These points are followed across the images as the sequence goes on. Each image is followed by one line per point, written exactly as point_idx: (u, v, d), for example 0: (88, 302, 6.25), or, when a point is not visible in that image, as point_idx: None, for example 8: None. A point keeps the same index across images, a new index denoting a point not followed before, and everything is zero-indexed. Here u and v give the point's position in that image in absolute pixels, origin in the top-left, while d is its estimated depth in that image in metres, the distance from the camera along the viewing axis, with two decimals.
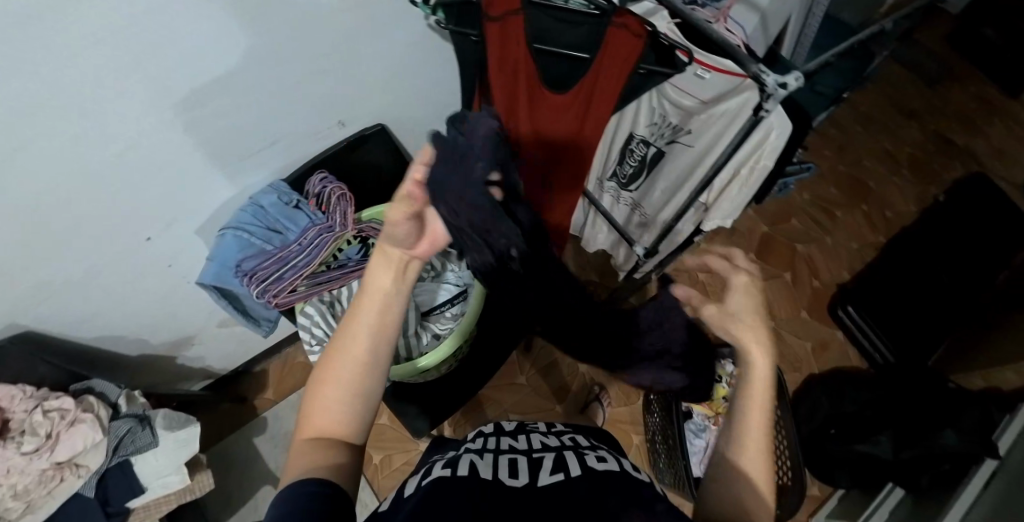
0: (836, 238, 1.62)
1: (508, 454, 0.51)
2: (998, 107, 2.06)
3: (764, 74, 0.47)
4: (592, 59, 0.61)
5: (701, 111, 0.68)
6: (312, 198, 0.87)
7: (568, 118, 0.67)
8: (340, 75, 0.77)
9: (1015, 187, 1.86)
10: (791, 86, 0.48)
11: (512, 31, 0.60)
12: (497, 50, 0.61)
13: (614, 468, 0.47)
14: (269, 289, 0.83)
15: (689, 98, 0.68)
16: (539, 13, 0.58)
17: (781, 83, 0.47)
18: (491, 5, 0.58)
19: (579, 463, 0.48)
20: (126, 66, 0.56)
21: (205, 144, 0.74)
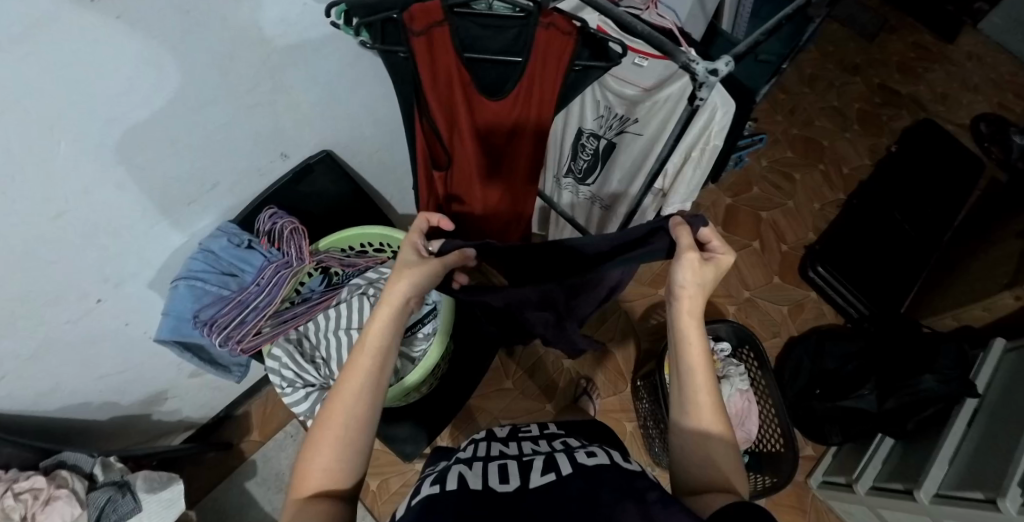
0: (797, 200, 1.65)
1: (498, 459, 0.49)
2: (934, 52, 2.13)
3: (695, 61, 0.44)
4: (525, 61, 0.58)
5: (645, 99, 0.67)
6: (265, 236, 0.83)
7: (509, 124, 0.66)
8: (277, 104, 0.74)
9: (960, 127, 1.93)
10: (723, 72, 0.44)
11: (439, 43, 0.56)
12: (427, 66, 0.57)
13: (605, 461, 0.45)
14: (231, 336, 0.80)
15: (631, 87, 0.68)
16: (465, 22, 0.55)
17: (713, 69, 0.43)
18: (413, 20, 0.53)
19: (569, 460, 0.46)
20: (40, 127, 0.53)
21: (143, 196, 0.70)
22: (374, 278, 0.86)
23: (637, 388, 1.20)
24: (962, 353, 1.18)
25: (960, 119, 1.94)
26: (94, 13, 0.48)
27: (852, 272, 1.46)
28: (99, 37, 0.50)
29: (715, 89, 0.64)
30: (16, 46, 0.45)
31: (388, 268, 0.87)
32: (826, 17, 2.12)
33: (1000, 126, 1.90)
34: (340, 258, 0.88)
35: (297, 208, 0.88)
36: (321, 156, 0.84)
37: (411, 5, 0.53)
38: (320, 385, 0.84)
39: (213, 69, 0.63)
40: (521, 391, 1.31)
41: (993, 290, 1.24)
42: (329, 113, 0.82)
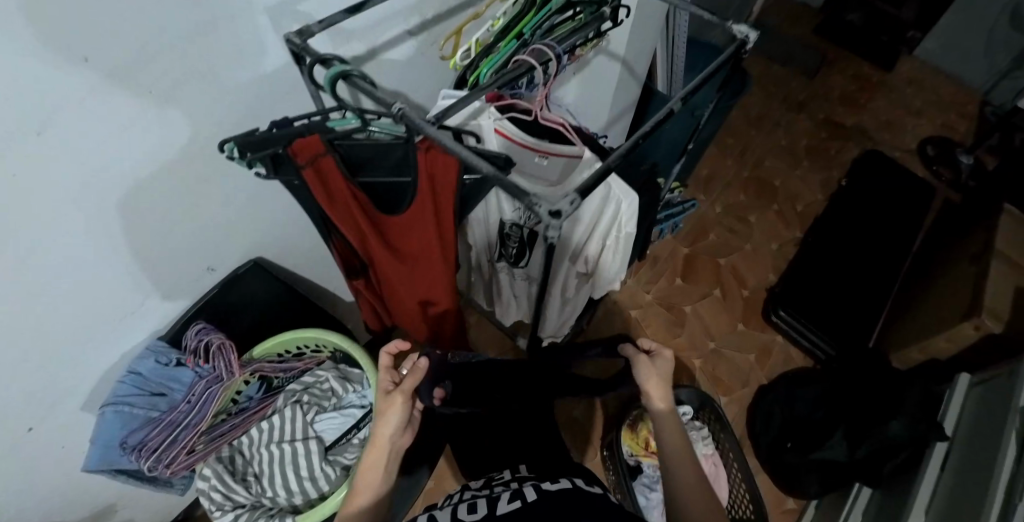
0: (755, 243, 1.67)
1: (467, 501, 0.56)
2: (875, 82, 2.21)
3: (536, 203, 0.40)
4: (416, 179, 0.56)
5: (551, 193, 0.68)
6: (192, 353, 0.81)
7: (419, 234, 0.64)
8: (200, 223, 0.75)
9: (907, 152, 1.98)
10: (567, 210, 0.40)
11: (327, 170, 0.55)
12: (321, 191, 0.56)
13: (564, 487, 0.54)
14: (160, 460, 0.77)
15: (538, 182, 0.68)
16: (351, 148, 0.54)
17: (555, 211, 0.39)
18: (296, 153, 0.52)
19: (536, 489, 0.54)
20: None
21: (69, 329, 0.69)
22: (310, 382, 0.88)
23: (605, 460, 1.17)
24: (928, 391, 1.16)
25: (907, 145, 2.00)
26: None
27: (813, 313, 1.46)
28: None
29: (614, 180, 0.66)
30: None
31: (323, 371, 0.89)
32: (768, 59, 2.21)
33: (946, 149, 1.96)
34: (274, 364, 0.88)
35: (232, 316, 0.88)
36: (249, 265, 0.83)
37: (293, 140, 0.51)
38: (251, 504, 0.82)
39: (127, 203, 0.64)
40: None
41: (952, 320, 1.23)
42: (258, 222, 0.83)
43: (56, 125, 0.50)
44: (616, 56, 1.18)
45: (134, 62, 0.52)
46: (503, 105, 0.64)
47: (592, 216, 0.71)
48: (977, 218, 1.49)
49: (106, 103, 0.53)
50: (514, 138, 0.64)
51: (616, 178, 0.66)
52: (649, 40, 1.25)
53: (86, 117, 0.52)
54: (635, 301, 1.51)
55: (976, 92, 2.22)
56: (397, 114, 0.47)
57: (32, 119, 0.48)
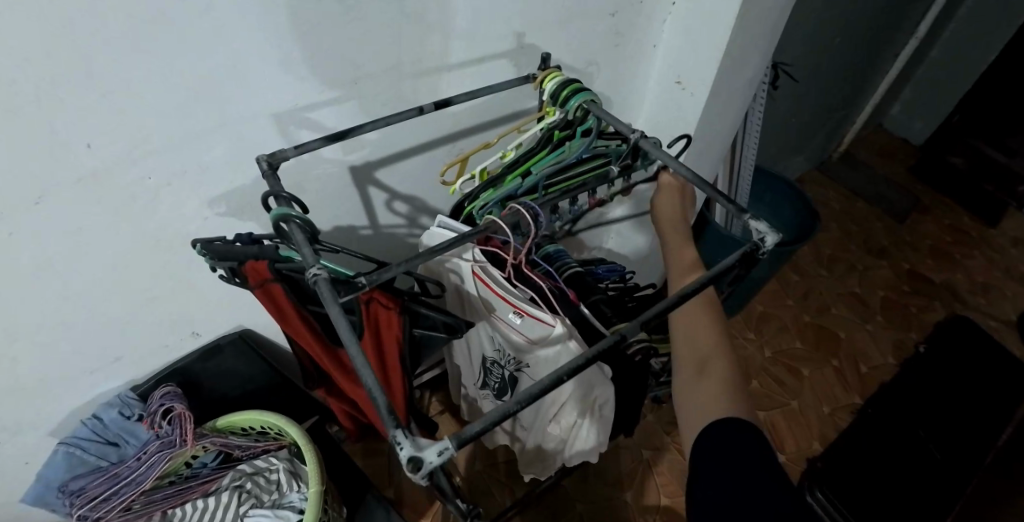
0: (803, 402, 1.46)
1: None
2: (975, 237, 1.98)
3: (403, 437, 0.32)
4: (358, 325, 0.50)
5: (529, 349, 0.63)
6: (151, 415, 0.79)
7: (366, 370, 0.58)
8: (191, 296, 0.75)
9: (1006, 324, 1.70)
10: (430, 466, 0.31)
11: (275, 294, 0.51)
12: (271, 311, 0.54)
13: None
14: (93, 513, 0.76)
15: (517, 335, 0.63)
16: (301, 281, 0.51)
17: (416, 459, 0.31)
18: (249, 274, 0.50)
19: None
20: None
21: (40, 370, 0.71)
22: (259, 468, 0.83)
23: None
24: None
25: (1008, 315, 1.73)
26: None
27: (858, 504, 1.24)
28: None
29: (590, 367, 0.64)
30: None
31: (278, 458, 0.84)
32: (850, 194, 2.07)
33: None
34: (229, 441, 0.84)
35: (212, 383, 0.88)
36: (232, 337, 0.83)
37: (247, 261, 0.50)
38: None
39: (117, 271, 0.65)
40: None
41: None
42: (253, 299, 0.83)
43: (50, 201, 0.54)
44: None
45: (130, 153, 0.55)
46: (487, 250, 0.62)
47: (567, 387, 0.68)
48: None
49: (102, 186, 0.56)
50: (496, 291, 0.60)
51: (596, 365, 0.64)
52: (703, 169, 1.19)
53: (77, 192, 0.55)
54: (648, 440, 1.35)
55: None
56: (310, 282, 0.42)
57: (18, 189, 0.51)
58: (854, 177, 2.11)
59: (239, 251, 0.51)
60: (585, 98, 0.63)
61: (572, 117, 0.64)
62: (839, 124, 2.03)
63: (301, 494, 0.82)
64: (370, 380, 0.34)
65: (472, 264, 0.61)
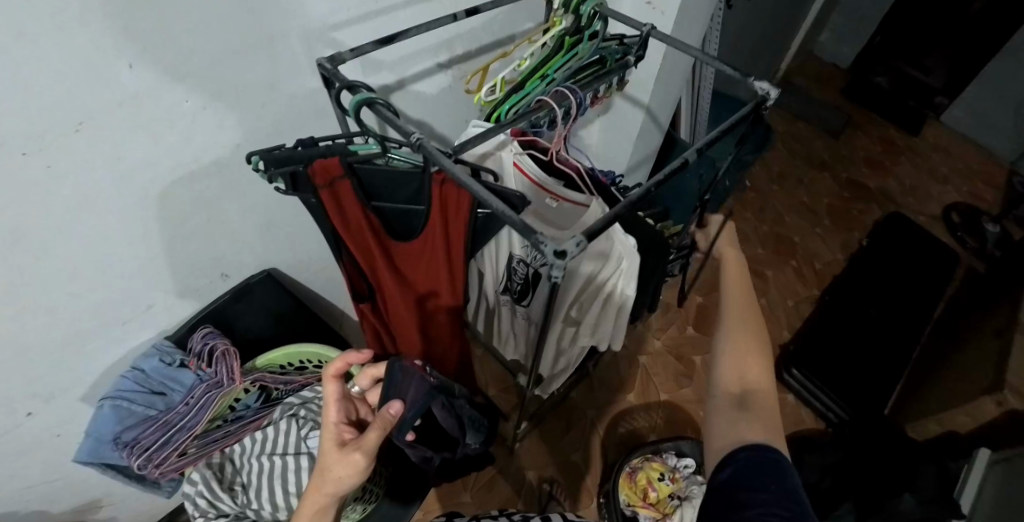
0: (771, 298, 1.65)
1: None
2: (900, 146, 2.21)
3: (542, 241, 0.38)
4: (428, 210, 0.58)
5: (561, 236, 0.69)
6: (194, 357, 0.80)
7: (425, 262, 0.66)
8: (221, 233, 0.77)
9: (932, 218, 1.95)
10: (573, 255, 0.38)
11: (342, 192, 0.57)
12: (336, 211, 0.58)
13: None
14: (149, 462, 0.77)
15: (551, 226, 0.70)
16: (368, 174, 0.56)
17: (561, 251, 0.37)
18: (315, 174, 0.54)
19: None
20: None
21: (80, 319, 0.72)
22: (309, 397, 0.86)
23: (602, 507, 1.16)
24: (944, 467, 1.11)
25: (932, 211, 1.98)
26: (17, 167, 0.52)
27: (828, 375, 1.43)
28: (25, 184, 0.54)
29: (616, 239, 0.66)
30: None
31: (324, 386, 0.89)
32: (792, 116, 2.24)
33: (972, 217, 1.92)
34: (275, 376, 0.87)
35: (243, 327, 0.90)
36: (261, 276, 0.84)
37: (314, 160, 0.54)
38: (236, 513, 0.82)
39: (150, 203, 0.66)
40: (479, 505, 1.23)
41: (973, 394, 1.18)
42: (281, 238, 0.86)
43: (93, 125, 0.54)
44: (639, 102, 1.20)
45: (169, 76, 0.56)
46: (525, 142, 0.71)
47: (596, 272, 0.72)
48: (1004, 290, 1.45)
49: (141, 109, 0.57)
50: (531, 177, 0.70)
51: (618, 236, 0.66)
52: (672, 90, 1.28)
53: (116, 117, 0.56)
54: (644, 348, 1.48)
55: (1003, 163, 2.21)
56: (414, 146, 0.47)
57: (63, 116, 0.52)
58: (794, 100, 2.28)
59: (301, 153, 0.53)
60: (593, 4, 0.72)
61: (581, 25, 0.73)
62: (778, 50, 2.18)
63: None
64: (499, 203, 0.40)
65: (513, 156, 0.71)
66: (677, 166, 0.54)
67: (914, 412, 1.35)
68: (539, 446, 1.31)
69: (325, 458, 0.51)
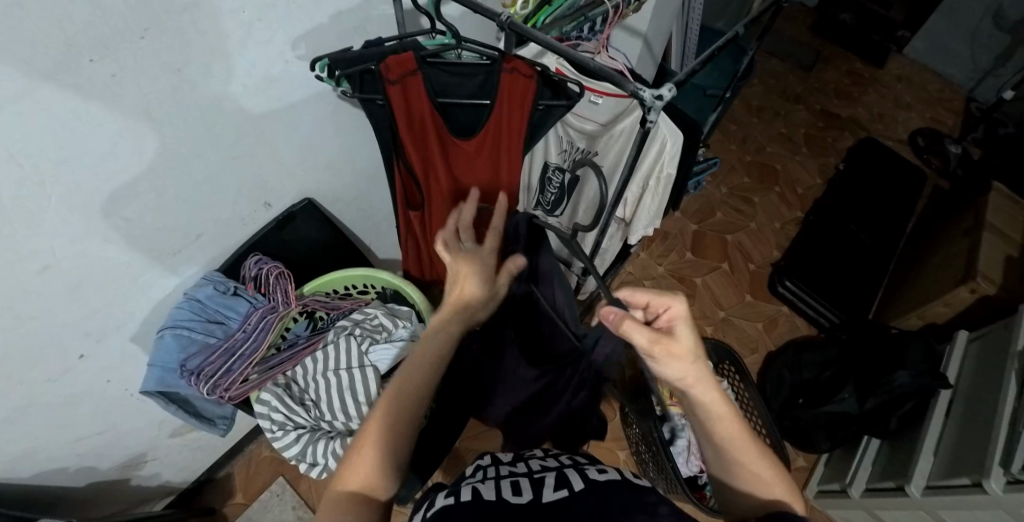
0: (759, 222, 1.75)
1: (509, 478, 0.56)
2: (866, 77, 2.32)
3: (641, 89, 0.49)
4: (492, 103, 0.67)
5: (602, 132, 0.80)
6: (250, 282, 0.87)
7: (483, 161, 0.75)
8: (262, 154, 0.79)
9: (899, 142, 2.08)
10: (667, 97, 0.50)
11: (411, 88, 0.63)
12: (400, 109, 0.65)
13: (614, 477, 0.53)
14: (217, 386, 0.78)
15: (589, 123, 0.80)
16: (436, 69, 0.64)
17: (657, 94, 0.49)
18: (389, 70, 0.61)
19: (581, 477, 0.54)
20: (40, 180, 0.56)
21: (136, 247, 0.72)
22: (359, 319, 0.90)
23: (627, 415, 1.23)
24: (930, 347, 1.24)
25: (899, 135, 2.10)
26: (84, 72, 0.52)
27: (820, 284, 1.54)
28: (89, 94, 0.54)
29: (663, 122, 0.75)
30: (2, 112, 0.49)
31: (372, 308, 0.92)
32: (766, 53, 2.31)
33: (936, 139, 2.06)
34: (324, 301, 0.93)
35: (280, 255, 0.93)
36: (302, 204, 0.91)
37: (386, 57, 0.61)
38: (311, 426, 0.84)
39: (201, 118, 0.67)
40: None
41: (948, 286, 1.31)
42: (313, 162, 0.89)
43: (156, 36, 0.55)
44: (635, 31, 1.20)
45: None
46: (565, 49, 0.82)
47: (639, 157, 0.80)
48: (968, 199, 1.56)
49: (199, 18, 0.58)
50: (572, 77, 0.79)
51: (665, 119, 0.75)
52: (665, 21, 1.30)
53: (175, 24, 0.56)
54: (647, 274, 1.59)
55: (961, 89, 2.35)
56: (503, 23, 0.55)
57: (130, 20, 0.52)
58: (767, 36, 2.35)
59: (373, 51, 0.60)
60: None
61: None
62: None
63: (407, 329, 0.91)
64: (592, 62, 0.50)
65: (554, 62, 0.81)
66: (725, 40, 0.64)
67: (894, 309, 1.49)
68: None
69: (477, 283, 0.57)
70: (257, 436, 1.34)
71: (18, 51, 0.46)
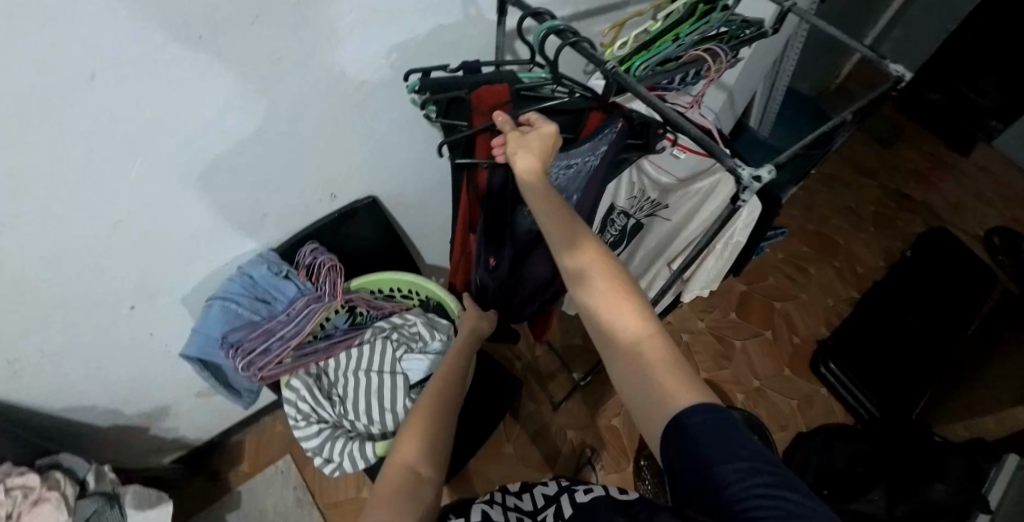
0: (811, 294, 1.68)
1: (512, 514, 0.51)
2: (949, 163, 2.22)
3: (740, 166, 0.48)
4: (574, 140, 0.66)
5: (678, 187, 0.79)
6: (304, 268, 0.88)
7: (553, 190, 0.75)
8: (338, 148, 0.80)
9: (973, 238, 1.97)
10: (765, 180, 0.48)
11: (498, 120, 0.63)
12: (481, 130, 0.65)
13: (599, 495, 0.48)
14: (251, 364, 0.80)
15: (667, 176, 0.80)
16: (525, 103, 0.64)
17: (756, 175, 0.48)
18: (481, 100, 0.60)
19: (568, 502, 0.49)
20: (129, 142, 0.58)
21: (200, 217, 0.74)
22: (398, 323, 0.92)
23: (641, 469, 1.20)
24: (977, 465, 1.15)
25: (974, 230, 1.99)
26: (192, 50, 0.54)
27: (864, 371, 1.47)
28: (190, 70, 0.56)
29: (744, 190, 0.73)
30: (108, 75, 0.50)
31: (413, 315, 0.93)
32: None
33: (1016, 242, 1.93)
34: (368, 300, 0.93)
35: (334, 246, 0.95)
36: (366, 201, 0.92)
37: (479, 87, 0.60)
38: (332, 422, 0.87)
39: (284, 107, 0.68)
40: (521, 457, 1.27)
41: (1007, 403, 1.22)
42: (384, 163, 0.90)
43: (263, 26, 0.57)
44: (723, 87, 1.18)
45: None
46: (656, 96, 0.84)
47: (712, 219, 0.78)
48: None
49: (305, 14, 0.59)
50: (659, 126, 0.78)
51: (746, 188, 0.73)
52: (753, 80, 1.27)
53: (283, 18, 0.58)
54: (686, 327, 1.56)
55: None
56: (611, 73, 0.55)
57: (243, 7, 0.54)
58: None
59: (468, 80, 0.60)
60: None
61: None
62: None
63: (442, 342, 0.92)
64: (696, 130, 0.50)
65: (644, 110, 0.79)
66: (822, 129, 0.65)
67: (942, 414, 1.39)
68: (579, 408, 1.34)
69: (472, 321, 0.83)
70: (274, 410, 1.36)
71: (134, 22, 0.48)
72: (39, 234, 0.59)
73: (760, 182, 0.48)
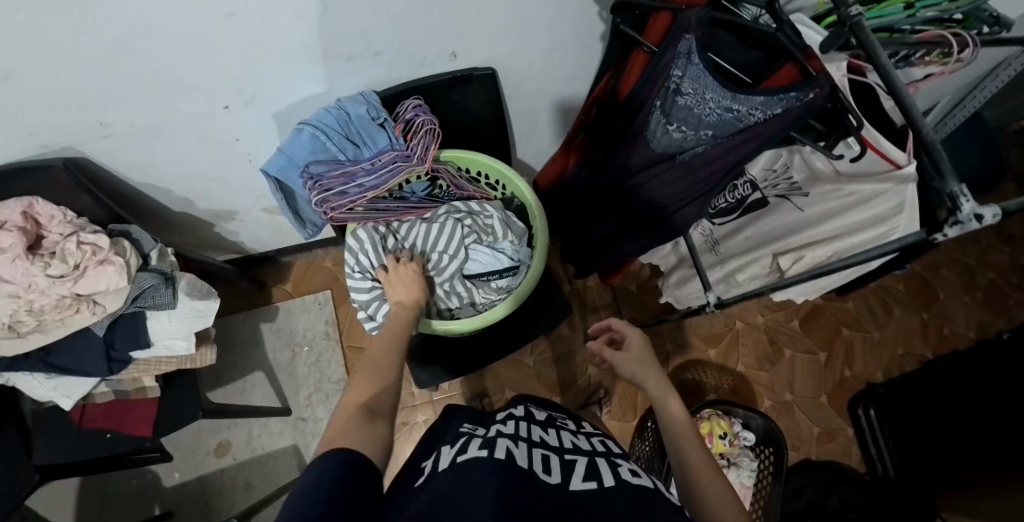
0: (885, 335, 1.54)
1: (541, 448, 0.53)
2: None
3: (963, 198, 0.44)
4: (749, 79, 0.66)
5: (830, 180, 0.72)
6: (402, 123, 0.83)
7: None
8: (476, 5, 0.71)
9: None
10: (984, 219, 0.42)
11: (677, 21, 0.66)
12: (655, 38, 0.69)
13: (648, 485, 0.48)
14: (326, 200, 0.81)
15: (823, 163, 0.73)
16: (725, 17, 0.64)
17: (979, 215, 0.43)
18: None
19: (613, 472, 0.50)
20: None
21: (311, 35, 0.68)
22: (475, 210, 0.89)
23: (645, 428, 1.19)
24: None
25: None
26: None
27: (901, 428, 1.35)
28: None
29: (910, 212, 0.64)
30: None
31: (492, 208, 0.89)
32: None
33: None
34: (453, 177, 0.90)
35: (435, 108, 0.88)
36: (483, 73, 0.84)
37: None
38: None
39: None
40: (537, 373, 1.30)
41: None
42: (514, 37, 0.80)
43: None
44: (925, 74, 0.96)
45: None
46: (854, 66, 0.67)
47: (856, 228, 0.70)
48: None
49: None
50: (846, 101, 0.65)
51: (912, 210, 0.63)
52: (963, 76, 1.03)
53: None
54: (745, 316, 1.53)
55: None
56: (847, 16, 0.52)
57: None
58: None
59: None
60: None
61: None
62: None
63: (511, 245, 0.89)
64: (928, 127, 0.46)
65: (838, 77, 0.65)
66: None
67: None
68: None
69: (398, 285, 0.77)
70: (327, 246, 1.40)
71: None
72: (159, 4, 0.56)
73: (980, 222, 0.43)
